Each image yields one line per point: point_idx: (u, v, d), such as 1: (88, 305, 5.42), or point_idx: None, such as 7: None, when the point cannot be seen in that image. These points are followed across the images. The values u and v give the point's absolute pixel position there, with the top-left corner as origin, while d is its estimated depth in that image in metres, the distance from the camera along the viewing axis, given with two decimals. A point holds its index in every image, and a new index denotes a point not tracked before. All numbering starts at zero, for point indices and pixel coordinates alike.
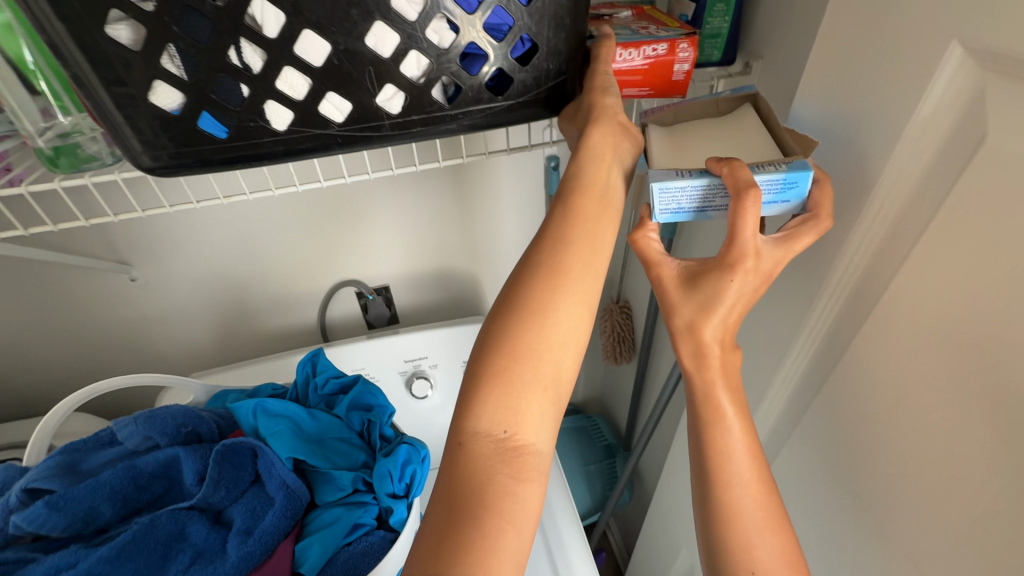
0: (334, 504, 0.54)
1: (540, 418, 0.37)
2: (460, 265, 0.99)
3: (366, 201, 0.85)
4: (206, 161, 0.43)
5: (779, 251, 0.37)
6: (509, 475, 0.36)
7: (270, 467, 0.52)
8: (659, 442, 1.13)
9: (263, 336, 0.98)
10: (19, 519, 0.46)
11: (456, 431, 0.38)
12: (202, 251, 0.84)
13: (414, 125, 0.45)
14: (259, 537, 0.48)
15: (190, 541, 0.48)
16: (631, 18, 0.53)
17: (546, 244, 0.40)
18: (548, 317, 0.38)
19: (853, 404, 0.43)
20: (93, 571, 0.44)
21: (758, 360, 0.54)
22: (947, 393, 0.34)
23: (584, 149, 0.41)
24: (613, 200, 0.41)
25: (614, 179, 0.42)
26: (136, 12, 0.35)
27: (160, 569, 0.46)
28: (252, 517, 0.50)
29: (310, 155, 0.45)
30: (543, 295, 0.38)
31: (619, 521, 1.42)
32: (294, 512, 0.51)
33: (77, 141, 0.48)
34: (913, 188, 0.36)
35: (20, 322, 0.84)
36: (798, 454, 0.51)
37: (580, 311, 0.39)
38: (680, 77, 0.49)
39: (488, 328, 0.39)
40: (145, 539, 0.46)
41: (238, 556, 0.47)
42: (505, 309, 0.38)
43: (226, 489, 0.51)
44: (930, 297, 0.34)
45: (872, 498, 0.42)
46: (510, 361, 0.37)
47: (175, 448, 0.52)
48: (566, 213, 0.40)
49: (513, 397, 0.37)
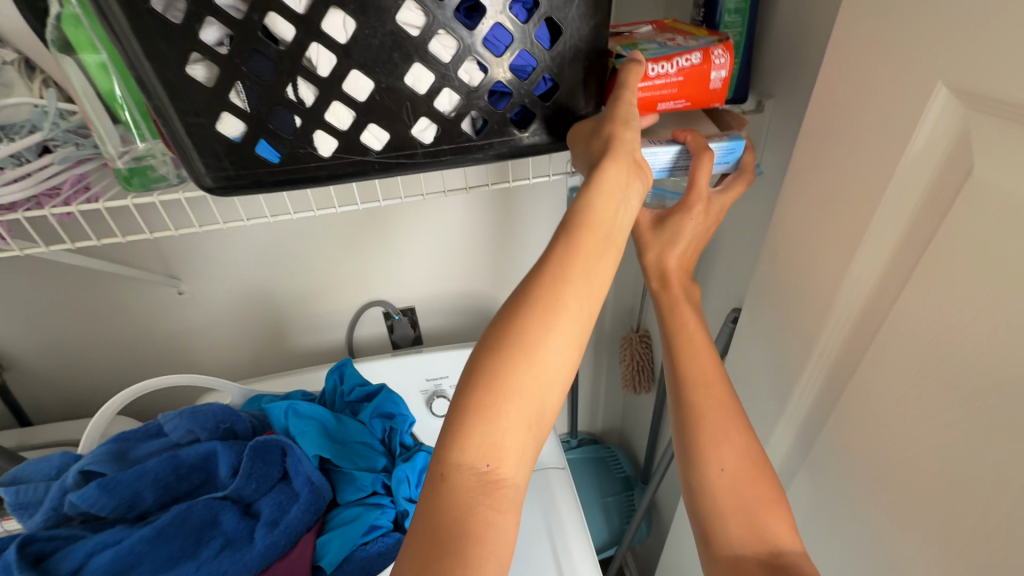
0: (354, 505, 0.56)
1: (524, 453, 0.37)
2: (483, 289, 1.03)
3: (396, 226, 0.91)
4: (259, 183, 0.48)
5: (721, 198, 0.49)
6: (490, 508, 0.36)
7: (297, 464, 0.55)
8: (678, 475, 1.11)
9: (294, 351, 1.03)
10: (75, 498, 0.51)
11: (438, 459, 0.37)
12: (244, 269, 0.90)
13: (444, 153, 0.50)
14: (284, 529, 0.52)
15: (221, 529, 0.51)
16: (655, 31, 0.54)
17: (544, 277, 0.39)
18: (535, 352, 0.37)
19: (862, 430, 0.43)
20: (136, 549, 0.48)
21: (771, 387, 0.55)
22: (948, 417, 0.35)
23: (596, 183, 0.41)
24: (611, 235, 0.41)
25: (617, 216, 0.42)
26: (212, 55, 0.40)
27: (193, 553, 0.50)
28: (279, 509, 0.53)
29: (350, 179, 0.50)
30: (534, 329, 0.38)
31: (637, 559, 1.38)
32: (316, 508, 0.54)
33: (149, 164, 0.55)
34: (911, 218, 0.37)
35: (78, 329, 0.91)
36: (812, 482, 0.51)
37: (571, 348, 0.39)
38: (715, 85, 0.49)
39: (478, 357, 0.38)
40: (183, 523, 0.51)
41: (265, 544, 0.50)
42: (498, 335, 0.38)
43: (257, 482, 0.54)
44: (930, 323, 0.36)
45: (883, 526, 0.42)
46: (501, 397, 0.36)
47: (213, 443, 0.56)
48: (568, 248, 0.40)
49: (497, 429, 0.36)
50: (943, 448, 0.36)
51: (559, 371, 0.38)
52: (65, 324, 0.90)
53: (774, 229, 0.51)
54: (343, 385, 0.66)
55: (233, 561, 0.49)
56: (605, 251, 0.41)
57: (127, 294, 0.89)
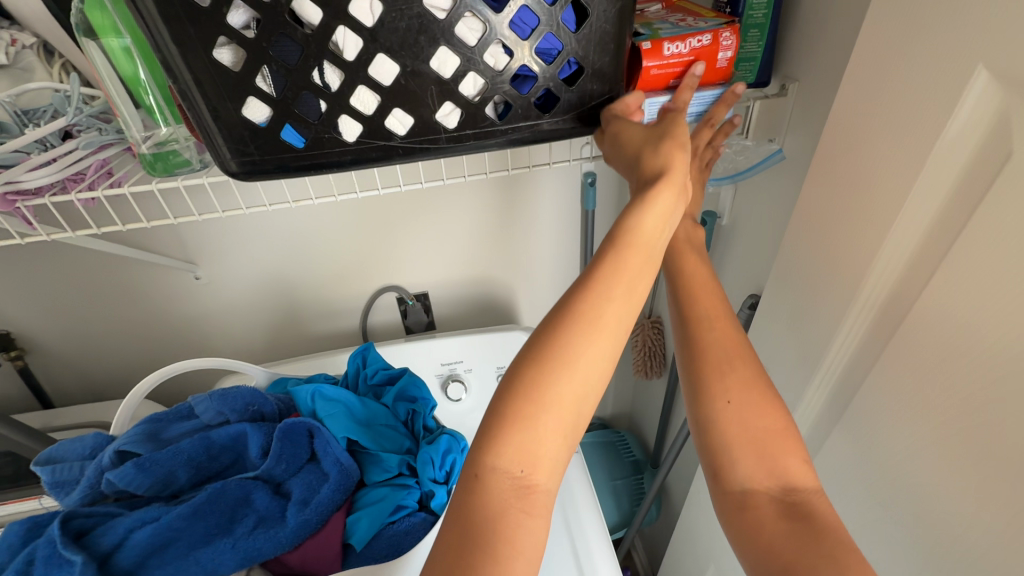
0: (380, 485, 0.57)
1: (556, 462, 0.38)
2: (496, 275, 1.03)
3: (411, 211, 0.91)
4: (283, 168, 0.49)
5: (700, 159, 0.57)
6: (522, 511, 0.37)
7: (326, 446, 0.57)
8: (689, 459, 1.13)
9: (309, 336, 1.04)
10: (112, 476, 0.52)
11: (473, 461, 0.38)
12: (260, 255, 0.91)
13: (468, 138, 0.49)
14: (315, 507, 0.53)
15: (253, 508, 0.53)
16: (665, 11, 0.57)
17: (585, 289, 0.39)
18: (575, 364, 0.38)
19: (889, 412, 0.44)
20: (173, 526, 0.49)
21: (792, 371, 0.55)
22: (978, 400, 0.35)
23: (650, 201, 0.41)
24: (654, 254, 0.41)
25: (662, 236, 0.42)
26: (239, 38, 0.40)
27: (227, 530, 0.51)
28: (309, 489, 0.54)
29: (373, 164, 0.50)
30: (573, 343, 0.38)
31: (645, 540, 1.41)
32: (346, 487, 0.55)
33: (172, 148, 0.54)
34: (944, 203, 0.37)
35: (97, 314, 0.92)
36: (833, 464, 0.52)
37: (607, 360, 0.39)
38: (723, 65, 0.53)
39: (516, 368, 0.38)
40: (217, 501, 0.52)
41: (298, 522, 0.52)
42: (538, 346, 0.38)
43: (286, 463, 0.55)
44: (961, 307, 0.36)
45: (909, 506, 0.43)
46: (539, 409, 0.37)
47: (244, 424, 0.57)
48: (613, 266, 0.39)
49: (535, 438, 0.37)
50: (977, 433, 0.36)
51: (597, 384, 0.38)
52: (87, 309, 0.91)
53: (800, 213, 0.51)
54: (366, 369, 0.67)
55: (266, 538, 0.50)
56: (646, 261, 0.40)
57: (147, 279, 0.90)
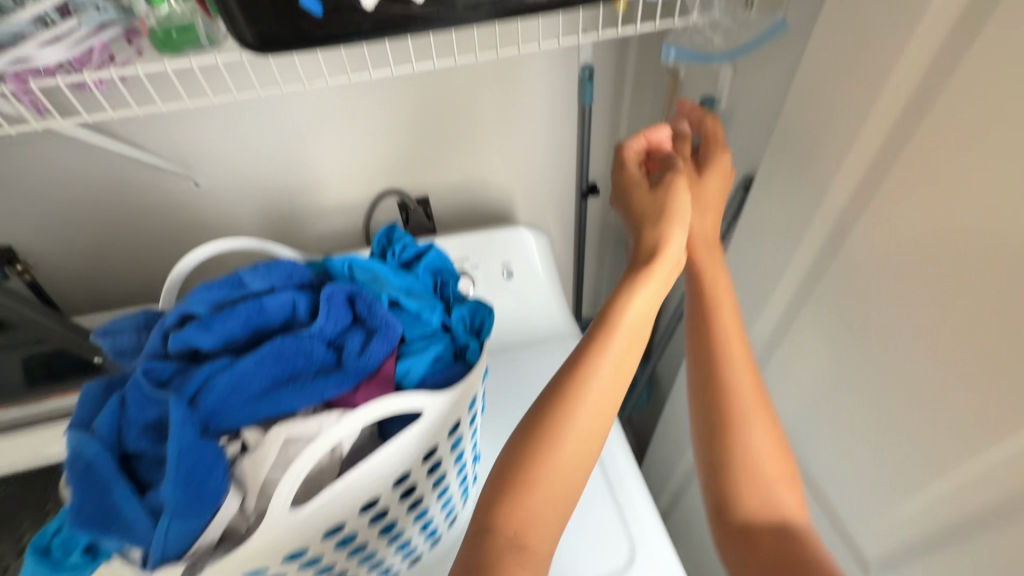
0: (425, 339, 0.53)
1: (547, 526, 0.44)
2: (494, 177, 1.05)
3: (408, 108, 0.91)
4: (304, 39, 0.48)
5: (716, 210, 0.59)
6: (514, 556, 0.42)
7: (369, 305, 0.51)
8: (675, 347, 1.23)
9: (309, 245, 1.06)
10: (149, 346, 0.48)
11: (480, 518, 0.44)
12: (256, 157, 0.90)
13: (485, 5, 0.50)
14: (370, 358, 0.48)
15: (307, 364, 0.48)
16: None
17: (574, 371, 0.48)
18: (561, 443, 0.46)
19: (876, 247, 0.52)
20: (228, 379, 0.44)
21: (790, 230, 0.62)
22: (956, 218, 0.43)
23: (630, 294, 0.51)
24: (637, 337, 0.51)
25: (647, 319, 0.52)
26: None
27: (284, 383, 0.46)
28: (360, 343, 0.49)
29: (392, 33, 0.50)
30: (562, 421, 0.46)
31: (631, 426, 1.56)
32: (392, 339, 0.50)
33: (178, 24, 0.53)
34: (942, 48, 0.42)
35: (97, 224, 0.92)
36: (821, 308, 0.60)
37: (592, 441, 0.47)
38: None
39: (507, 456, 0.46)
40: (265, 358, 0.46)
41: (353, 373, 0.47)
42: (527, 441, 0.46)
43: (332, 321, 0.50)
44: (954, 140, 0.42)
45: (888, 321, 0.51)
46: (535, 476, 0.45)
47: (278, 285, 0.52)
48: (585, 371, 0.48)
49: (529, 493, 0.44)
50: (967, 253, 0.42)
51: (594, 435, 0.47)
52: (82, 218, 0.91)
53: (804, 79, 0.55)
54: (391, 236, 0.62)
55: (323, 387, 0.46)
56: (625, 342, 0.50)
57: (144, 182, 0.89)
